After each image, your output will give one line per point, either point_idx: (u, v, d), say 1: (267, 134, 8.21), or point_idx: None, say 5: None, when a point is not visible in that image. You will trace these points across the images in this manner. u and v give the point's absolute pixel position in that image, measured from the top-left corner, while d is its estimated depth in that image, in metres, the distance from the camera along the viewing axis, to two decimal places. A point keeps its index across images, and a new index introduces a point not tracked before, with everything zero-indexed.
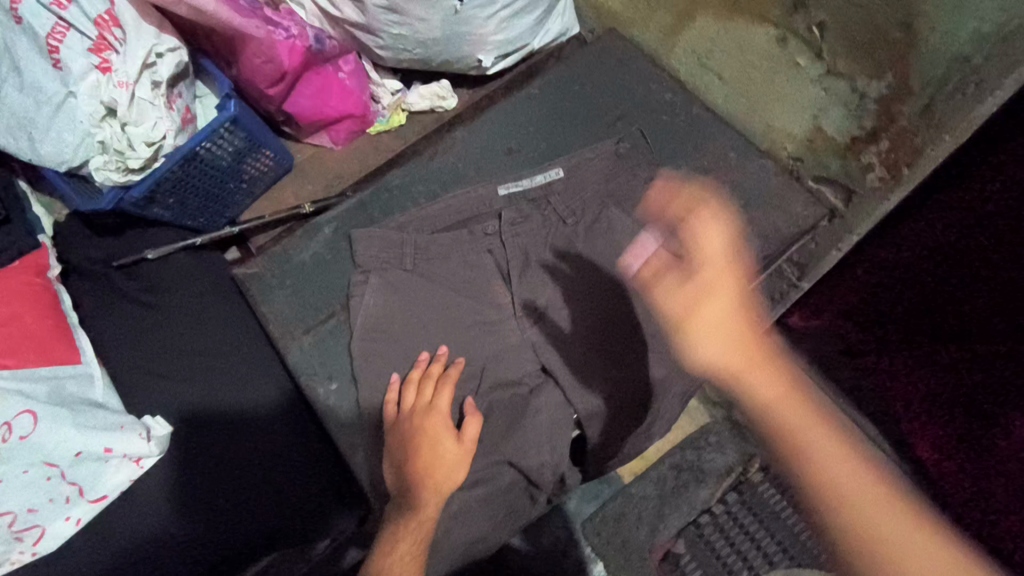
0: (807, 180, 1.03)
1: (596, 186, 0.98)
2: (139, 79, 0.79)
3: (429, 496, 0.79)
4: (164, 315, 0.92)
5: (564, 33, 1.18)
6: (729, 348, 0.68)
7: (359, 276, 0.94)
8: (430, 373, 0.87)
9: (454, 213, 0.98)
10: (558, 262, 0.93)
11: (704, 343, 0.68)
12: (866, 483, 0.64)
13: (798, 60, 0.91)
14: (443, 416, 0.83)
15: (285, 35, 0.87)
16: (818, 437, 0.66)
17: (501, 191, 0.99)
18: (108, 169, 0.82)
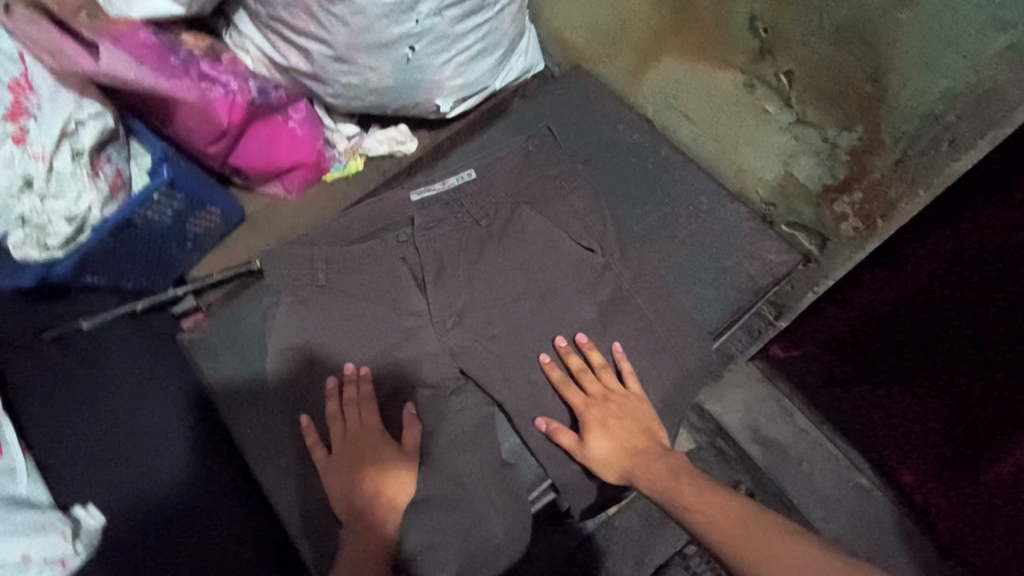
0: (780, 226, 0.98)
1: (507, 187, 0.94)
2: (58, 151, 0.72)
3: (381, 520, 0.80)
4: (104, 389, 0.89)
5: (527, 71, 1.11)
6: (610, 440, 0.82)
7: (270, 298, 0.87)
8: (348, 394, 0.84)
9: (364, 223, 0.92)
10: (474, 266, 0.89)
11: (592, 434, 0.83)
12: (743, 518, 0.70)
13: (766, 106, 0.96)
14: (377, 434, 0.83)
15: (223, 91, 0.82)
16: (688, 496, 0.75)
17: (414, 196, 0.93)
18: (28, 245, 0.75)
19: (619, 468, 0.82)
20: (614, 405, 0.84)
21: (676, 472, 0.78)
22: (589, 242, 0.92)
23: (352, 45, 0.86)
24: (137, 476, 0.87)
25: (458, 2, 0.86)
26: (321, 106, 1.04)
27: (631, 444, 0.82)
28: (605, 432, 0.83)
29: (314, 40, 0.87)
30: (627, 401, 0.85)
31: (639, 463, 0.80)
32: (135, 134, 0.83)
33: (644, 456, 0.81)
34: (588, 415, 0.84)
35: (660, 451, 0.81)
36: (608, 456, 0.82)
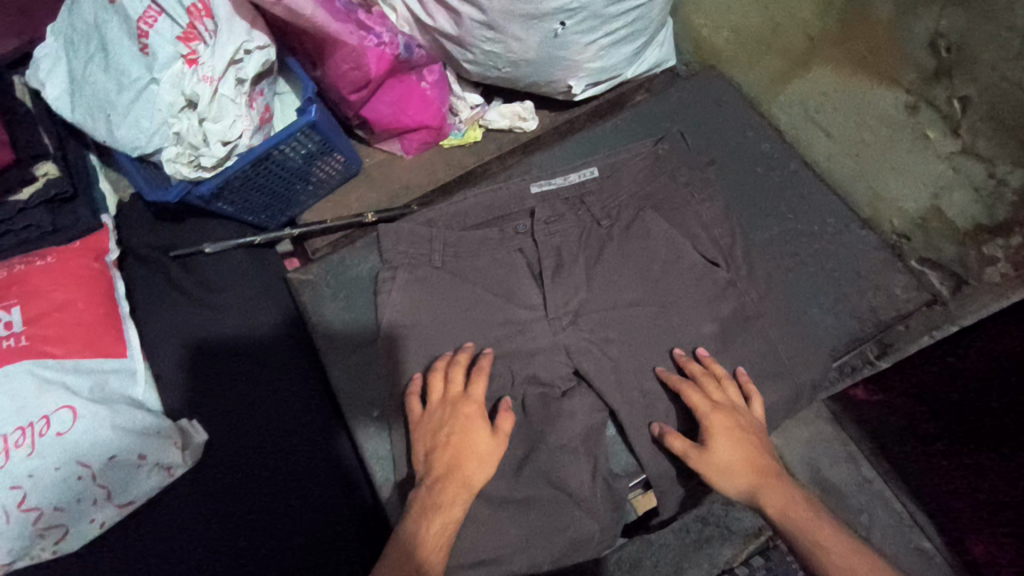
0: (911, 260, 0.93)
1: (633, 188, 0.92)
2: (224, 76, 0.75)
3: (451, 499, 0.75)
4: (213, 314, 0.92)
5: (659, 65, 1.08)
6: (736, 448, 0.78)
7: (386, 273, 0.90)
8: (459, 360, 0.83)
9: (486, 209, 0.93)
10: (593, 267, 0.89)
11: (717, 437, 0.78)
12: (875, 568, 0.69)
13: (928, 131, 0.94)
14: (477, 407, 0.80)
15: (376, 41, 0.83)
16: (818, 528, 0.72)
17: (534, 188, 0.94)
18: (179, 162, 0.78)
19: (742, 482, 0.77)
20: (739, 416, 0.80)
21: (803, 501, 0.75)
22: (715, 254, 0.89)
23: (506, 12, 0.85)
24: (240, 404, 0.90)
25: None
26: (452, 71, 1.04)
27: (756, 459, 0.78)
28: (730, 438, 0.79)
29: (468, 4, 0.87)
30: (750, 416, 0.81)
31: (764, 480, 0.77)
32: (287, 74, 0.87)
33: (767, 475, 0.77)
34: (714, 420, 0.79)
35: (781, 472, 0.78)
36: (731, 465, 0.77)
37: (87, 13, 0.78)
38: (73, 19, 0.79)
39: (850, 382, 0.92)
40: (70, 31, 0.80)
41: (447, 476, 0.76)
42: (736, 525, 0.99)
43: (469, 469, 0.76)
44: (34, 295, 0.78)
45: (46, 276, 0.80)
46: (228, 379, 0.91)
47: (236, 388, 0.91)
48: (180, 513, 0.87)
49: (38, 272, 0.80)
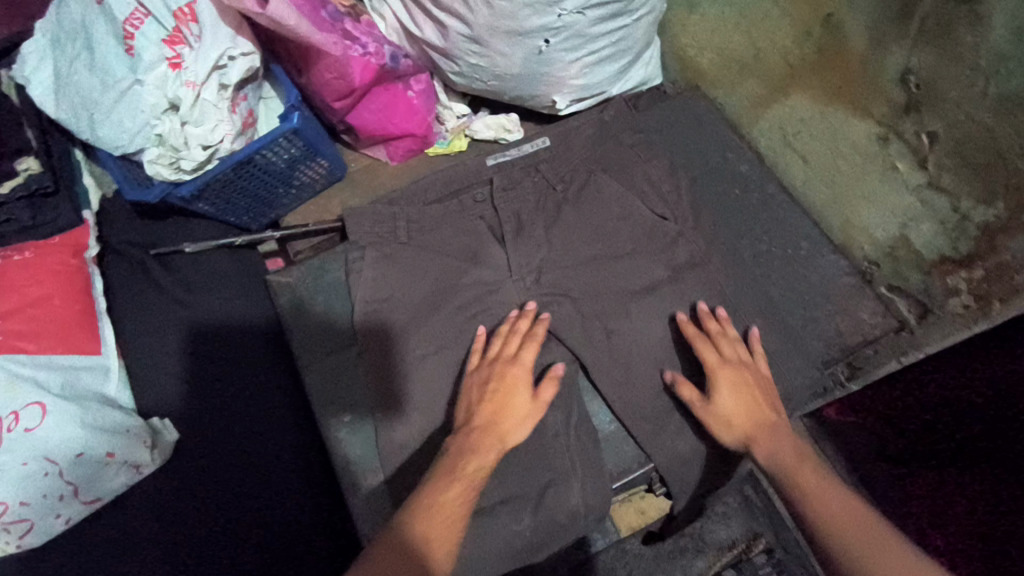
0: (880, 286, 0.95)
1: (583, 154, 1.01)
2: (207, 81, 0.75)
3: (487, 447, 0.76)
4: (189, 314, 0.93)
5: (643, 83, 1.10)
6: (738, 400, 0.81)
7: (357, 254, 0.95)
8: (518, 328, 0.85)
9: (446, 185, 1.02)
10: (552, 227, 0.94)
11: (721, 387, 0.81)
12: (845, 503, 0.67)
13: (897, 163, 0.96)
14: (524, 371, 0.82)
15: (361, 51, 0.84)
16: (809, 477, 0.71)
17: (489, 161, 1.04)
18: (161, 163, 0.79)
19: (739, 432, 0.80)
20: (749, 374, 0.83)
21: (803, 457, 0.74)
22: (663, 211, 0.96)
23: (491, 28, 0.86)
24: (213, 402, 0.91)
25: (601, 3, 0.86)
26: (440, 81, 1.06)
27: (760, 413, 0.80)
28: (735, 391, 0.81)
29: (454, 17, 0.88)
30: (759, 378, 0.84)
31: (764, 431, 0.78)
32: (273, 79, 0.88)
33: (767, 429, 0.79)
34: (720, 372, 0.83)
35: (787, 430, 0.79)
36: (731, 417, 0.80)
37: (75, 12, 0.79)
38: (61, 16, 0.80)
39: (821, 403, 0.90)
40: (58, 29, 0.81)
41: (485, 425, 0.78)
42: (709, 538, 0.95)
43: (507, 425, 0.78)
44: (9, 291, 0.79)
45: (23, 271, 0.81)
46: (201, 377, 0.92)
47: (209, 393, 0.91)
48: (146, 507, 0.88)
49: (14, 267, 0.81)
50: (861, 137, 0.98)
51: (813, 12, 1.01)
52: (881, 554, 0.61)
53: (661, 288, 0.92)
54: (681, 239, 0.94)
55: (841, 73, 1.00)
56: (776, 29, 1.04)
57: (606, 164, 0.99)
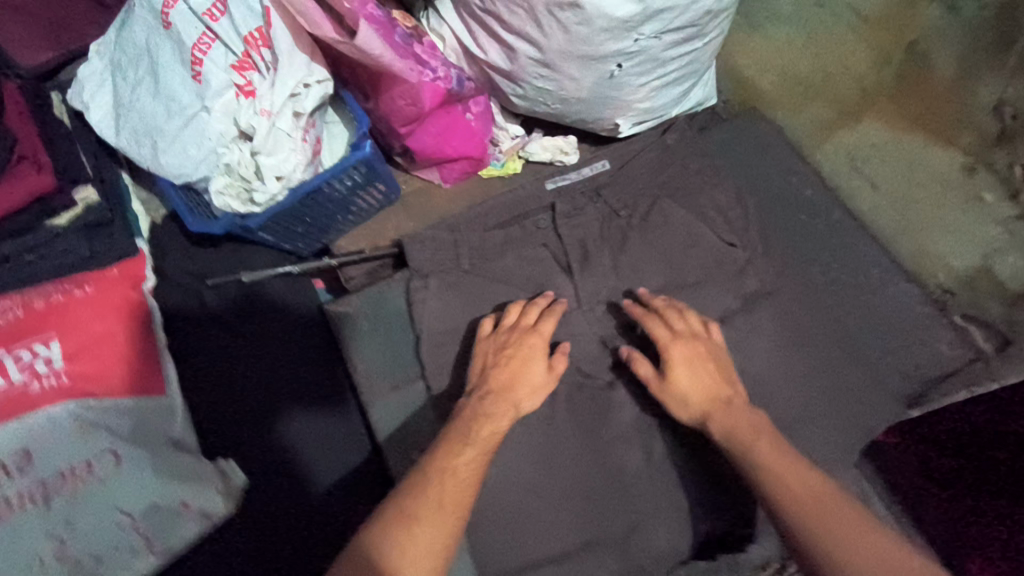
0: (955, 315, 0.93)
1: (647, 179, 0.98)
2: (282, 110, 0.72)
3: (502, 412, 0.76)
4: (246, 347, 0.89)
5: (700, 104, 1.05)
6: (697, 381, 0.78)
7: (419, 281, 0.91)
8: (539, 303, 0.86)
9: (507, 210, 1.00)
10: (619, 256, 0.92)
11: (675, 366, 0.79)
12: (819, 489, 0.65)
13: (985, 195, 0.96)
14: (541, 341, 0.82)
15: (432, 77, 0.81)
16: (773, 459, 0.69)
17: (551, 186, 1.02)
18: (230, 194, 0.76)
19: (695, 409, 0.77)
20: (704, 348, 0.80)
21: (775, 440, 0.72)
22: (732, 237, 0.94)
23: (563, 53, 0.84)
24: (271, 439, 0.86)
25: (678, 28, 0.83)
26: (497, 102, 1.02)
27: (716, 388, 0.78)
28: (694, 370, 0.79)
29: (524, 41, 0.85)
30: (716, 352, 0.81)
31: (719, 408, 0.76)
32: (340, 105, 0.85)
33: (727, 406, 0.76)
34: (672, 349, 0.80)
35: (744, 405, 0.76)
36: (688, 395, 0.78)
37: (139, 35, 0.76)
38: (123, 39, 0.77)
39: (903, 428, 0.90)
40: (120, 51, 0.77)
41: (494, 391, 0.78)
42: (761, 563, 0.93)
43: (520, 394, 0.78)
44: (73, 329, 0.75)
45: (86, 308, 0.77)
46: (258, 413, 0.87)
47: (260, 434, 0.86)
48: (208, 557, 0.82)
49: (76, 303, 0.77)
50: (946, 164, 0.98)
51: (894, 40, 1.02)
52: (865, 542, 0.60)
53: (733, 320, 0.89)
54: (750, 270, 0.92)
55: (925, 99, 1.00)
56: (852, 56, 1.03)
57: (670, 190, 0.97)
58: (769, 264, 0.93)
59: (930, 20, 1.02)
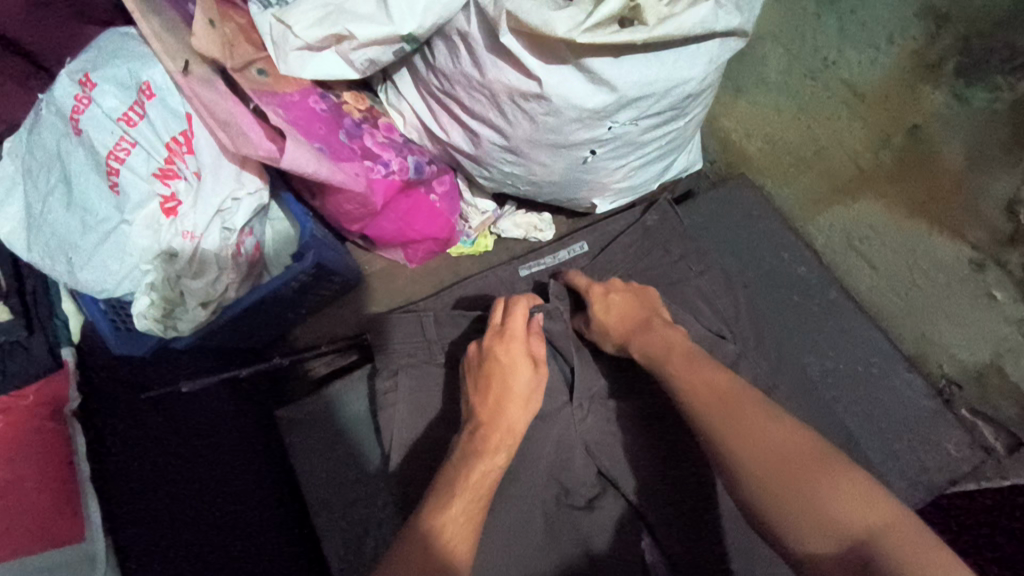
0: (961, 409, 0.86)
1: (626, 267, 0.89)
2: (208, 231, 0.66)
3: (496, 446, 0.68)
4: (187, 461, 0.83)
5: (685, 169, 0.95)
6: (618, 318, 0.78)
7: (385, 381, 0.78)
8: (510, 325, 0.76)
9: (475, 299, 0.89)
10: (597, 354, 0.83)
11: (597, 309, 0.79)
12: (778, 437, 0.60)
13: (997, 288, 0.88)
14: (519, 343, 0.75)
15: (385, 171, 0.75)
16: (708, 418, 0.64)
17: (524, 271, 0.90)
18: (151, 318, 0.67)
19: (617, 337, 0.77)
20: (625, 287, 0.81)
21: (720, 385, 0.66)
22: (720, 327, 0.84)
23: (531, 140, 0.76)
24: (213, 563, 0.81)
25: (657, 112, 0.75)
26: (464, 178, 0.92)
27: (644, 316, 0.77)
28: (615, 320, 0.78)
29: (489, 127, 0.76)
30: (638, 292, 0.81)
31: (642, 330, 0.76)
32: (281, 202, 0.76)
33: (646, 325, 0.76)
34: (604, 317, 0.78)
35: (662, 321, 0.76)
36: (613, 321, 0.78)
37: (49, 141, 0.67)
38: (33, 144, 0.68)
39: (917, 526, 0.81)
40: (30, 156, 0.69)
41: (496, 390, 0.71)
42: None
43: (512, 414, 0.70)
44: None
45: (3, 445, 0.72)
46: (199, 533, 0.81)
47: (205, 551, 0.81)
48: None
49: None
50: (951, 257, 0.88)
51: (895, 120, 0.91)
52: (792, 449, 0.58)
53: None
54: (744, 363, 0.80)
55: (928, 185, 0.89)
56: (848, 132, 0.92)
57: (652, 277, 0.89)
58: (762, 359, 0.84)
59: (935, 104, 0.89)
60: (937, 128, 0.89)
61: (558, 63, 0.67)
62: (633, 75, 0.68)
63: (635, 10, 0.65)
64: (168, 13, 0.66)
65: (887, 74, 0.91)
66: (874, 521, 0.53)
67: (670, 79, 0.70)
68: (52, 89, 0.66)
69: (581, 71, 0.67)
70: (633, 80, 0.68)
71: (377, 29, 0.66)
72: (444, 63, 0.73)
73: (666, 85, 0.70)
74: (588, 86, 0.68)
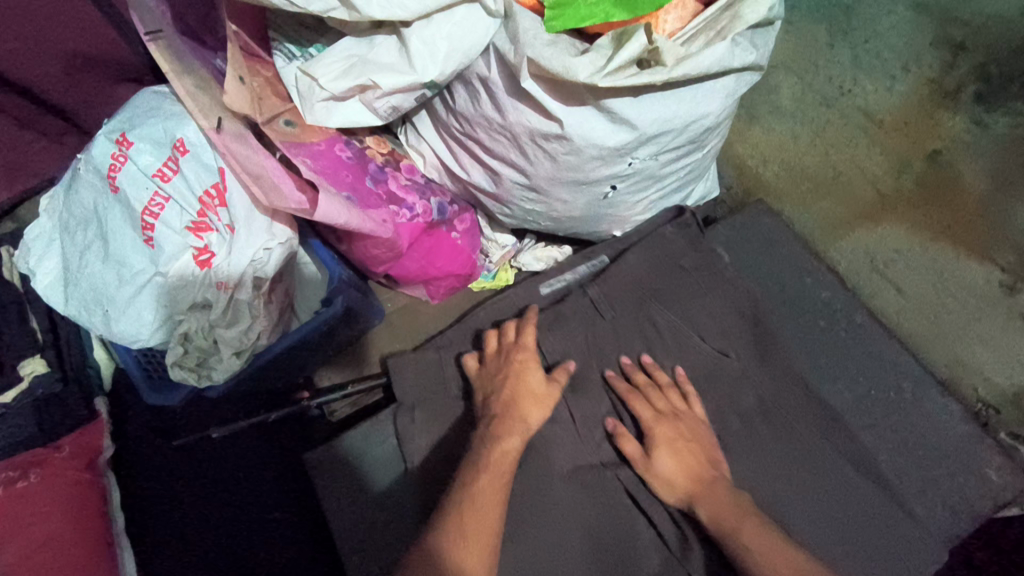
0: (999, 434, 0.83)
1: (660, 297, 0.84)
2: (242, 279, 0.68)
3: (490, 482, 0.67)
4: (217, 501, 0.84)
5: (703, 198, 0.93)
6: (684, 483, 0.73)
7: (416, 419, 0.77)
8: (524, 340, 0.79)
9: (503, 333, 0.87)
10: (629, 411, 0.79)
11: (662, 463, 0.74)
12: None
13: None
14: (529, 354, 0.78)
15: (409, 215, 0.77)
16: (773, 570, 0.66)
17: (546, 289, 0.89)
18: (186, 368, 0.69)
19: (681, 491, 0.73)
20: (681, 424, 0.76)
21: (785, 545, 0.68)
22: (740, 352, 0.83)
23: (552, 179, 0.76)
24: None
25: (676, 147, 0.75)
26: (484, 215, 0.92)
27: (699, 468, 0.74)
28: (681, 480, 0.73)
29: (510, 167, 0.77)
30: (695, 425, 0.77)
31: (706, 495, 0.72)
32: (309, 249, 0.79)
33: (708, 484, 0.73)
34: (658, 462, 0.74)
35: (727, 484, 0.73)
36: (672, 476, 0.74)
37: (86, 198, 0.69)
38: (69, 201, 0.70)
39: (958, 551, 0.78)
40: (66, 213, 0.71)
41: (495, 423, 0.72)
42: None
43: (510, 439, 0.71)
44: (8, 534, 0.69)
45: (28, 501, 0.71)
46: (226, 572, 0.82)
47: None
48: None
49: (16, 498, 0.70)
50: (981, 281, 0.88)
51: (916, 147, 0.92)
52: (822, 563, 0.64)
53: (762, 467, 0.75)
54: None
55: (951, 210, 0.90)
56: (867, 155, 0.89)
57: (643, 269, 0.86)
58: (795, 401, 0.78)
59: (955, 130, 0.92)
60: (956, 152, 0.91)
61: (577, 105, 0.68)
62: (652, 113, 0.69)
63: (653, 52, 0.64)
64: (200, 71, 0.68)
65: (903, 102, 0.94)
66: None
67: (689, 115, 0.71)
68: (90, 148, 0.68)
69: (600, 111, 0.68)
70: (652, 118, 0.69)
71: (401, 78, 0.67)
72: (465, 107, 0.75)
73: (685, 121, 0.71)
74: (608, 125, 0.69)
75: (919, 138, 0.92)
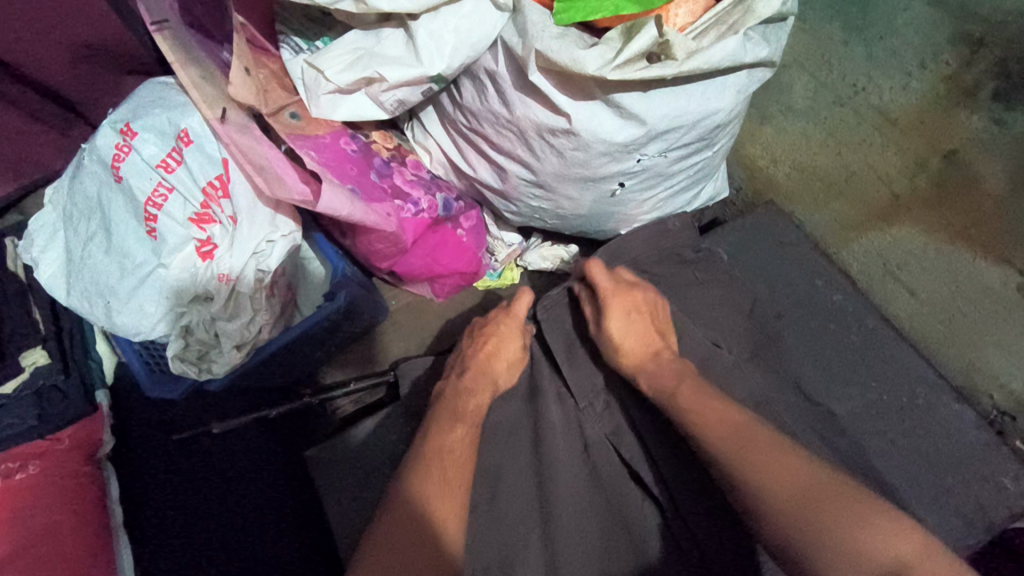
0: (1015, 441, 0.81)
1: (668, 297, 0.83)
2: (244, 271, 0.67)
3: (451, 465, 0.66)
4: (217, 495, 0.84)
5: (713, 198, 0.92)
6: (634, 322, 0.74)
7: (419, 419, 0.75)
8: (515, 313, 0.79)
9: None
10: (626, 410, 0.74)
11: (614, 317, 0.73)
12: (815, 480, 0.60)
13: None
14: (518, 325, 0.78)
15: (414, 210, 0.76)
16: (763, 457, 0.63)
17: None
18: (186, 360, 0.69)
19: (627, 359, 0.73)
20: (640, 300, 0.76)
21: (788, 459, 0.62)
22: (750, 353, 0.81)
23: (559, 175, 0.75)
24: None
25: (686, 144, 0.74)
26: (490, 213, 0.90)
27: (652, 341, 0.74)
28: (634, 315, 0.74)
29: (516, 162, 0.76)
30: (654, 305, 0.77)
31: (668, 371, 0.72)
32: (313, 243, 0.78)
33: (655, 356, 0.73)
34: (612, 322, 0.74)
35: (672, 357, 0.74)
36: (623, 335, 0.73)
37: (89, 188, 0.69)
38: (73, 192, 0.70)
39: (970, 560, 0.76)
40: (70, 203, 0.71)
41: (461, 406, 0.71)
42: None
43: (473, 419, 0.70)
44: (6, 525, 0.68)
45: (27, 493, 0.70)
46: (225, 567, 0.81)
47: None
48: None
49: (13, 489, 0.70)
50: (998, 284, 0.86)
51: (930, 147, 0.90)
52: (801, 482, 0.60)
53: None
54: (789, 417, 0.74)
55: (966, 211, 0.88)
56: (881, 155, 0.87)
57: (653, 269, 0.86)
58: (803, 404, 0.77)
59: (972, 128, 0.90)
60: (974, 153, 0.89)
61: (586, 99, 0.67)
62: (662, 108, 0.68)
63: (663, 45, 0.63)
64: (206, 63, 0.68)
65: (919, 102, 0.92)
66: (909, 559, 0.53)
67: (701, 111, 0.69)
68: (94, 138, 0.68)
69: (609, 105, 0.67)
70: (662, 114, 0.68)
71: (407, 71, 0.66)
72: (471, 101, 0.74)
73: (696, 116, 0.70)
74: (617, 121, 0.68)
75: (935, 138, 0.91)
